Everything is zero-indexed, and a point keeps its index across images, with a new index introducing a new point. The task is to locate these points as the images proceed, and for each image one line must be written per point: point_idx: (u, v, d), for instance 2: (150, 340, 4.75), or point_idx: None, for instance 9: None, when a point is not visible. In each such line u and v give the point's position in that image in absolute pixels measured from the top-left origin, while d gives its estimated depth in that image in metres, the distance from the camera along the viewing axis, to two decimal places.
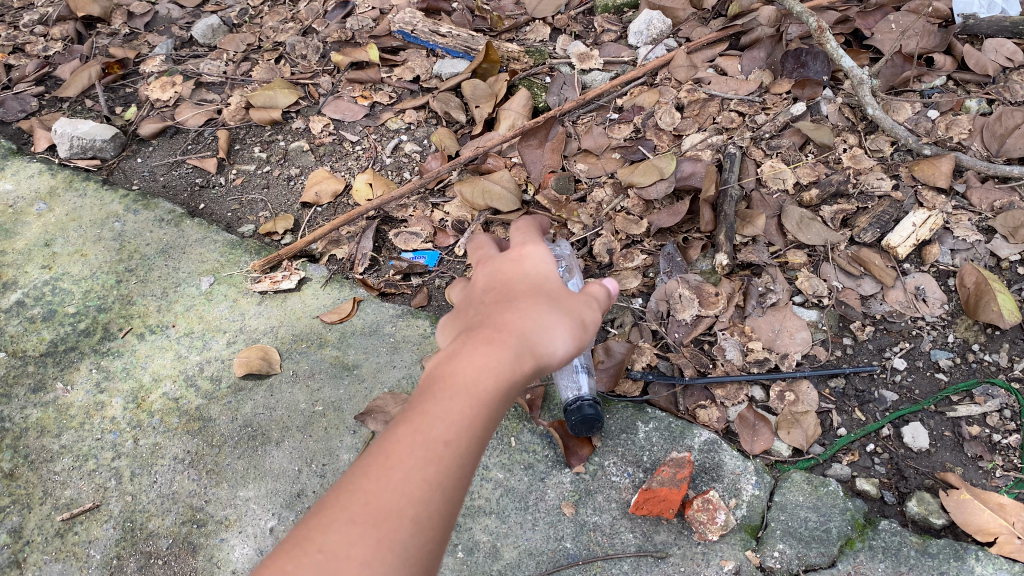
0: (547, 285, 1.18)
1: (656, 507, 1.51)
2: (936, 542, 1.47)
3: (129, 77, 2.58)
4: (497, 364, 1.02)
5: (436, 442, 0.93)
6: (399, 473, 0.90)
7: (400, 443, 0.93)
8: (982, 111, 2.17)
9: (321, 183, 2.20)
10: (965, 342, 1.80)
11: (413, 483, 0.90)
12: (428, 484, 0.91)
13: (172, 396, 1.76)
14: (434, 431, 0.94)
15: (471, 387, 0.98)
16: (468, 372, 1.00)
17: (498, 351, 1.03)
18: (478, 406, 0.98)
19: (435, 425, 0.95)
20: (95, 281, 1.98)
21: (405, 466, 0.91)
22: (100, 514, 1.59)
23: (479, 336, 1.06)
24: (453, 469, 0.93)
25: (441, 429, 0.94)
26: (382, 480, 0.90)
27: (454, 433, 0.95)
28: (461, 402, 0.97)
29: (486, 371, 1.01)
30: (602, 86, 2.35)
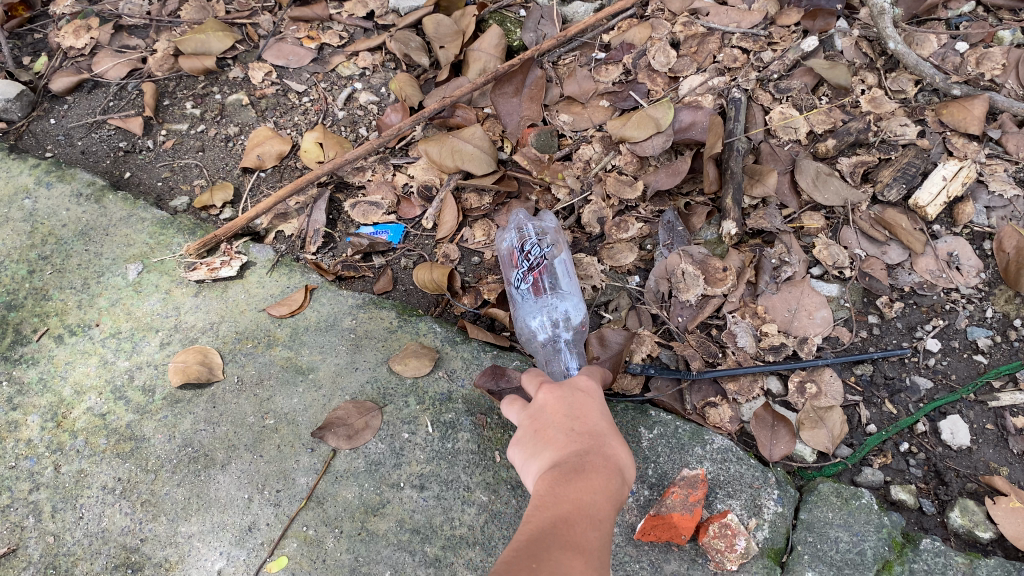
0: (619, 430, 1.14)
1: (666, 533, 1.30)
2: (986, 562, 1.28)
3: (38, 20, 2.23)
4: (612, 489, 1.01)
5: (596, 559, 0.90)
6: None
7: (570, 546, 0.89)
8: (1017, 43, 1.91)
9: (264, 144, 1.91)
10: (1006, 318, 1.58)
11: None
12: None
13: (98, 412, 1.51)
14: (591, 544, 0.91)
15: (605, 513, 0.96)
16: (598, 493, 0.98)
17: (612, 482, 1.02)
18: (610, 522, 0.97)
19: (590, 540, 0.92)
20: (3, 272, 1.70)
21: (583, 569, 0.87)
22: (17, 560, 1.36)
23: (591, 465, 1.02)
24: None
25: (594, 542, 0.92)
26: (558, 571, 0.84)
27: (601, 549, 0.92)
28: (599, 521, 0.95)
29: (606, 500, 0.98)
30: (585, 21, 2.04)
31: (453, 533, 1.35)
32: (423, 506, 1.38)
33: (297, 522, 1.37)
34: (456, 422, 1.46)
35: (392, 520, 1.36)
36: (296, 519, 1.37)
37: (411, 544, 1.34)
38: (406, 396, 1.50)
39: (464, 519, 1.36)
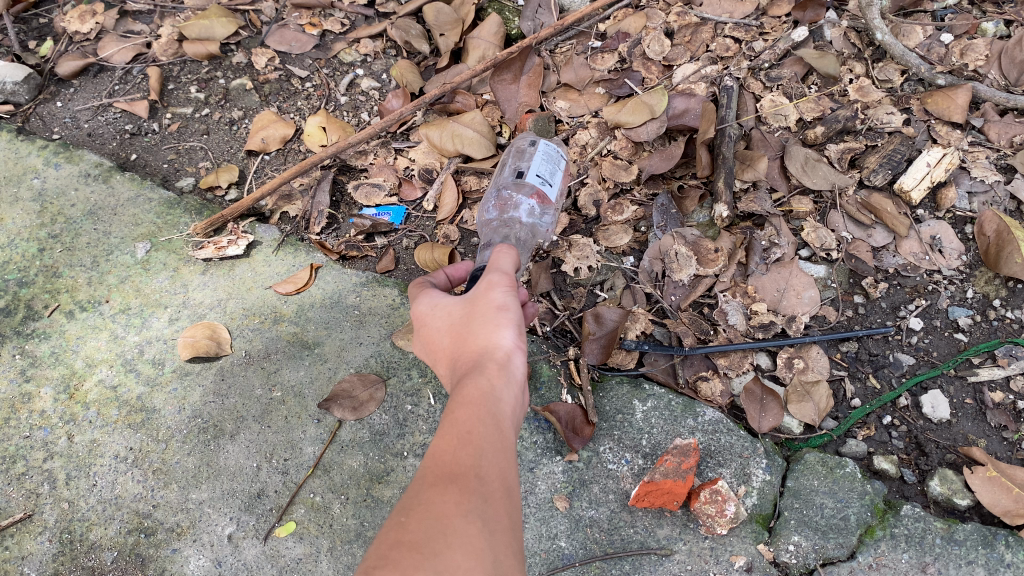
0: (479, 319, 1.12)
1: (659, 499, 1.36)
2: (963, 527, 1.35)
3: (43, 5, 2.27)
4: (479, 398, 0.99)
5: (474, 472, 0.88)
6: (460, 503, 0.84)
7: (439, 480, 0.87)
8: (1000, 35, 1.97)
9: (267, 127, 1.95)
10: (986, 298, 1.65)
11: (471, 505, 0.84)
12: (485, 510, 0.85)
13: (110, 384, 1.55)
14: (462, 462, 0.90)
15: (472, 426, 0.95)
16: (459, 417, 0.96)
17: (481, 388, 1.00)
18: (488, 432, 0.95)
19: (462, 461, 0.90)
20: (14, 250, 1.74)
21: (457, 493, 0.85)
22: (33, 525, 1.41)
23: (460, 390, 1.01)
24: (495, 493, 0.88)
25: (469, 460, 0.90)
26: (429, 513, 0.83)
27: (482, 462, 0.90)
28: (468, 436, 0.93)
29: (475, 411, 0.97)
30: (581, 10, 2.09)
31: None
32: None
33: (305, 489, 1.42)
34: None
35: (396, 487, 1.42)
36: (304, 487, 1.43)
37: None
38: (409, 369, 1.55)
39: None
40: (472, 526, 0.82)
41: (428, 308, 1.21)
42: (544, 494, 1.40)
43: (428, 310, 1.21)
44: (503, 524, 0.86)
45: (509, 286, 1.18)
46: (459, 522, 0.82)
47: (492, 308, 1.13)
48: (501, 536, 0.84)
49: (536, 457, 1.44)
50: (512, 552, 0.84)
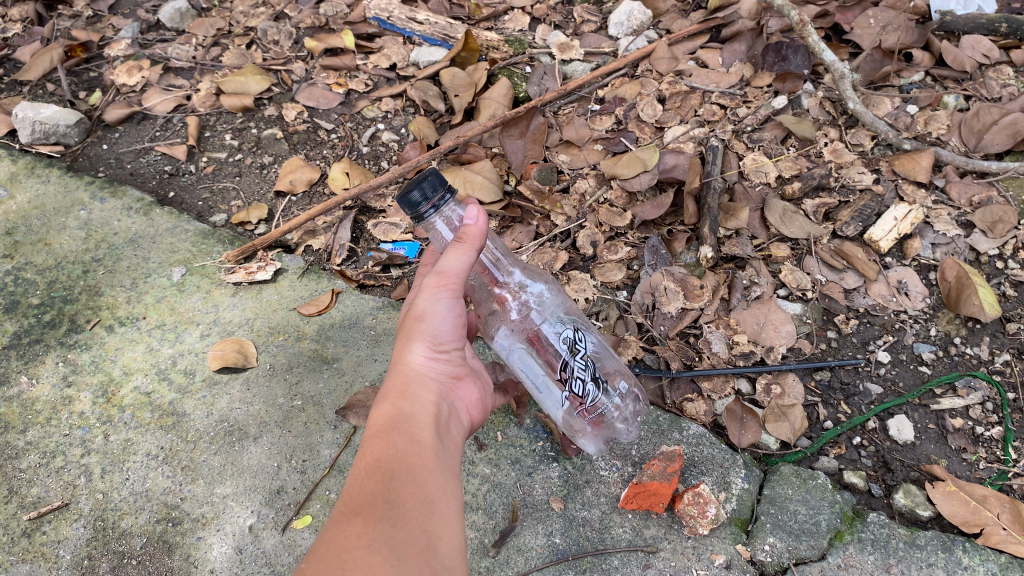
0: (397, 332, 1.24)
1: (646, 501, 1.49)
2: (924, 534, 1.47)
3: (94, 61, 2.52)
4: (384, 425, 1.09)
5: (381, 500, 0.97)
6: (362, 534, 0.92)
7: (345, 516, 0.96)
8: (960, 107, 2.19)
9: (296, 172, 2.15)
10: (948, 336, 1.80)
11: (375, 533, 0.93)
12: (393, 532, 0.94)
13: (144, 390, 1.69)
14: (369, 493, 0.98)
15: (375, 450, 1.05)
16: (365, 449, 1.05)
17: (386, 412, 1.11)
18: (395, 453, 1.04)
19: (369, 494, 0.98)
20: (61, 271, 1.92)
21: (363, 525, 0.94)
22: (69, 513, 1.52)
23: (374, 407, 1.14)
24: (398, 515, 0.96)
25: (375, 487, 0.99)
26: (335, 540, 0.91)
27: (386, 488, 0.99)
28: (377, 465, 1.03)
29: (379, 432, 1.07)
30: (583, 77, 2.32)
31: None
32: None
33: (321, 486, 1.53)
34: None
35: None
36: (320, 484, 1.53)
37: None
38: None
39: (469, 488, 1.55)
40: (375, 557, 0.89)
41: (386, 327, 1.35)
42: (541, 495, 1.53)
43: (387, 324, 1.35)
44: (413, 540, 0.94)
45: (446, 287, 1.22)
46: (358, 548, 0.90)
47: (414, 318, 1.22)
48: (413, 558, 0.92)
49: (534, 463, 1.58)
50: (426, 564, 0.93)
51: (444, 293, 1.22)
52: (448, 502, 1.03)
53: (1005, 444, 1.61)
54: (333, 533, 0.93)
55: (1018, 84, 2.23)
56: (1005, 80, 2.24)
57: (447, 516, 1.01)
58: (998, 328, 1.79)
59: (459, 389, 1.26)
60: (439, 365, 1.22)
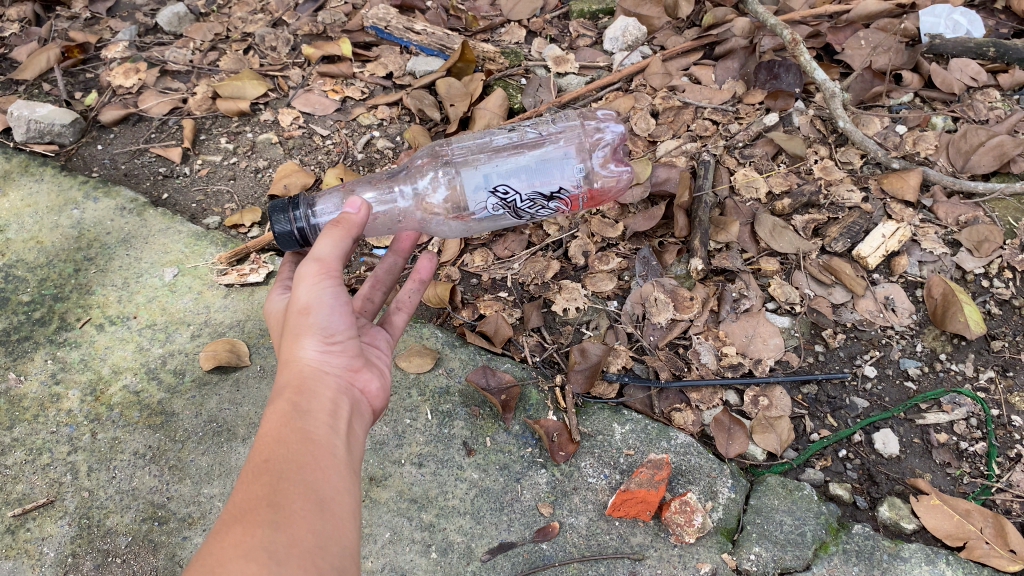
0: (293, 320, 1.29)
1: (633, 508, 1.49)
2: (908, 546, 1.49)
3: (90, 62, 2.53)
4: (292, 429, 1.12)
5: (265, 504, 0.99)
6: (242, 535, 0.94)
7: (228, 521, 0.97)
8: (948, 128, 2.23)
9: (290, 176, 2.15)
10: (933, 352, 1.82)
11: (256, 535, 0.94)
12: (277, 531, 0.96)
13: (133, 389, 1.69)
14: (253, 498, 1.00)
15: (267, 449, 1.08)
16: (262, 452, 1.09)
17: (282, 409, 1.16)
18: (284, 454, 1.08)
19: (255, 493, 1.01)
20: (52, 269, 1.92)
21: (242, 529, 0.95)
22: (54, 510, 1.51)
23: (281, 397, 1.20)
24: (283, 520, 0.97)
25: (263, 486, 1.02)
26: (222, 547, 0.93)
27: (271, 488, 1.02)
28: (265, 463, 1.06)
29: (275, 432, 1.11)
30: (578, 90, 2.36)
31: (446, 503, 1.53)
32: (421, 480, 1.57)
33: None
34: (452, 412, 1.67)
35: (393, 490, 1.56)
36: None
37: (409, 511, 1.52)
38: (409, 389, 1.72)
39: (457, 492, 1.55)
40: (252, 561, 0.91)
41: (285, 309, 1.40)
42: (529, 501, 1.54)
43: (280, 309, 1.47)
44: (297, 541, 0.96)
45: (327, 274, 1.31)
46: (236, 553, 0.92)
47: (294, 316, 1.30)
48: (296, 555, 0.94)
49: (523, 469, 1.58)
50: (307, 566, 0.94)
51: (327, 282, 1.30)
52: (339, 497, 1.07)
53: (988, 459, 1.64)
54: (216, 542, 0.94)
55: (1004, 108, 2.27)
56: (992, 104, 2.28)
57: (339, 515, 1.05)
58: (983, 346, 1.81)
59: (362, 377, 1.35)
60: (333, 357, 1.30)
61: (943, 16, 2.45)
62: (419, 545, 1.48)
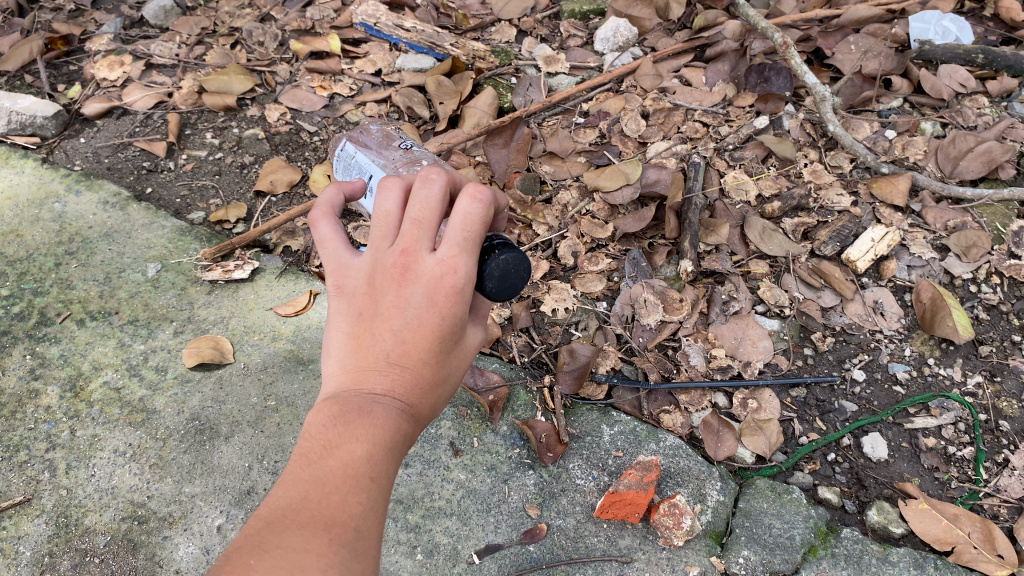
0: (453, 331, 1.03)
1: (621, 511, 1.47)
2: (897, 550, 1.48)
3: (74, 54, 2.50)
4: (397, 437, 0.97)
5: (352, 525, 0.91)
6: (323, 554, 0.86)
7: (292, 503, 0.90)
8: (936, 134, 2.23)
9: (276, 172, 2.13)
10: (922, 356, 1.81)
11: (333, 559, 0.87)
12: (351, 567, 0.88)
13: (114, 386, 1.66)
14: (347, 513, 0.91)
15: (382, 462, 0.95)
16: (375, 457, 0.95)
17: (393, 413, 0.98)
18: (371, 441, 0.95)
19: (347, 509, 0.91)
20: (32, 263, 1.88)
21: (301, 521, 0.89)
22: (31, 509, 1.48)
23: (406, 424, 0.98)
24: (362, 557, 0.90)
25: (355, 507, 0.92)
26: (292, 548, 0.86)
27: (364, 513, 0.92)
28: (366, 481, 0.94)
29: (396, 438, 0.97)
30: (568, 91, 2.34)
31: (432, 504, 1.51)
32: (407, 480, 1.54)
33: None
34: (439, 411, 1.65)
35: None
36: None
37: (394, 512, 1.50)
38: None
39: (443, 493, 1.53)
40: None
41: (438, 192, 1.00)
42: (517, 502, 1.52)
43: (439, 261, 0.98)
44: None
45: None
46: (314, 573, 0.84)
47: (451, 291, 0.98)
48: None
49: (510, 470, 1.57)
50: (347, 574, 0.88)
51: None
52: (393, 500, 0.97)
53: (976, 464, 1.63)
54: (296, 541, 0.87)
55: (992, 113, 2.28)
56: (981, 109, 2.29)
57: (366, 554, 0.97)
58: (971, 351, 1.81)
59: None
60: None
61: (932, 22, 2.46)
62: (404, 546, 1.45)
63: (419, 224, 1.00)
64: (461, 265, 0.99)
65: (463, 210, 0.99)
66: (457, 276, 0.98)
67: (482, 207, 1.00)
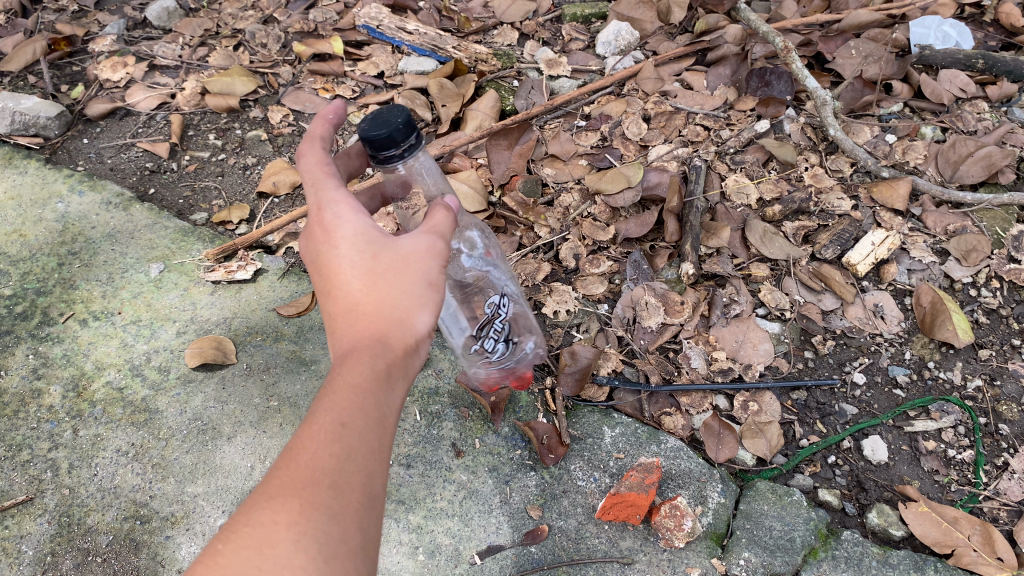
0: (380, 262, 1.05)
1: (623, 512, 1.49)
2: (897, 553, 1.48)
3: (77, 55, 2.51)
4: (361, 379, 0.96)
5: (327, 479, 0.87)
6: (295, 520, 0.83)
7: (281, 491, 0.85)
8: (937, 138, 2.24)
9: (278, 174, 2.14)
10: (922, 359, 1.82)
11: (309, 522, 0.83)
12: (328, 524, 0.84)
13: (116, 385, 1.66)
14: (317, 466, 0.87)
15: (349, 406, 0.93)
16: (339, 405, 0.93)
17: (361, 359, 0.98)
18: (355, 421, 0.92)
19: (318, 467, 0.87)
20: (35, 263, 1.89)
21: (297, 513, 0.83)
22: (34, 508, 1.48)
23: (370, 365, 0.97)
24: (341, 506, 0.86)
25: (327, 460, 0.88)
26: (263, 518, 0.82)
27: (340, 462, 0.89)
28: (337, 433, 0.90)
29: (360, 380, 0.95)
30: (569, 93, 2.35)
31: (434, 505, 1.51)
32: (409, 481, 1.55)
33: None
34: (441, 412, 1.66)
35: None
36: None
37: (396, 512, 1.50)
38: None
39: (445, 494, 1.53)
40: (298, 555, 0.80)
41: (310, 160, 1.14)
42: (518, 503, 1.52)
43: (327, 216, 1.07)
44: (347, 541, 0.85)
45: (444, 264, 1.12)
46: (285, 543, 0.81)
47: (402, 258, 1.06)
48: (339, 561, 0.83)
49: (512, 471, 1.57)
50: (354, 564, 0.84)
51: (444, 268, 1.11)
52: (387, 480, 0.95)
53: (976, 467, 1.64)
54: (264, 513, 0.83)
55: (992, 118, 2.29)
56: (981, 114, 2.30)
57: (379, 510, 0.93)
58: (971, 354, 1.82)
59: None
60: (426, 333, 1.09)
61: (933, 27, 2.47)
62: (406, 547, 1.46)
63: (323, 202, 1.13)
64: (338, 210, 1.08)
65: (301, 163, 1.12)
66: (342, 223, 1.07)
67: (312, 152, 1.13)
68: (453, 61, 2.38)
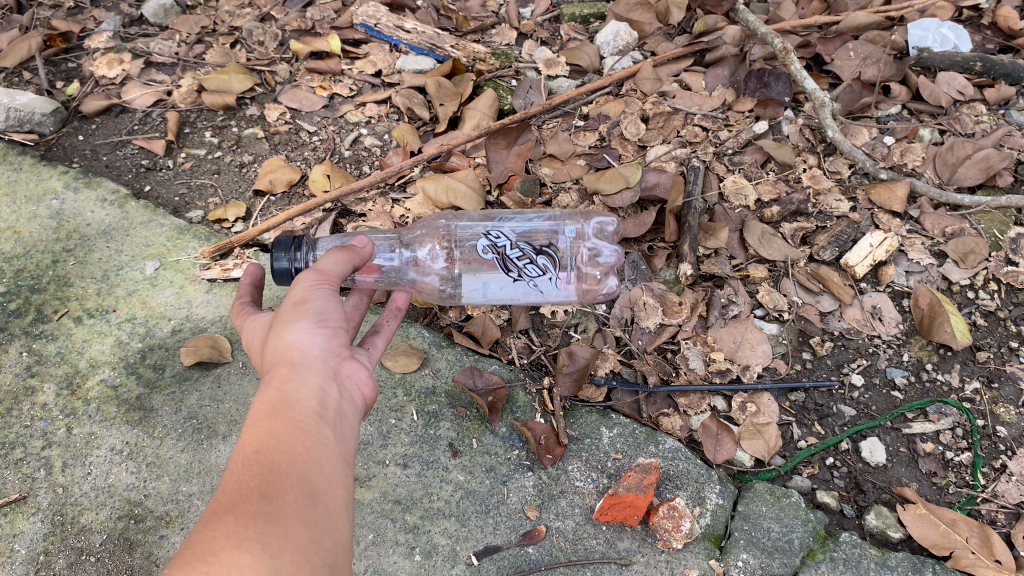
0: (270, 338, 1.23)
1: (621, 513, 1.47)
2: (895, 555, 1.48)
3: (73, 52, 2.49)
4: (262, 413, 1.10)
5: (254, 493, 0.97)
6: (229, 530, 0.92)
7: (217, 514, 0.95)
8: (935, 141, 2.24)
9: (275, 171, 2.12)
10: (920, 362, 1.82)
11: (245, 530, 0.92)
12: (264, 526, 0.94)
13: (111, 384, 1.65)
14: (241, 488, 0.98)
15: (257, 432, 1.06)
16: (249, 439, 1.06)
17: (268, 397, 1.12)
18: (274, 446, 1.04)
19: (245, 489, 0.98)
20: (29, 260, 1.87)
21: (235, 524, 0.93)
22: (27, 506, 1.47)
23: (268, 397, 1.12)
24: (271, 509, 0.96)
25: (250, 480, 1.00)
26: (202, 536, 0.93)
27: (263, 479, 0.99)
28: (253, 458, 1.03)
29: (261, 413, 1.09)
30: (568, 93, 2.34)
31: (430, 505, 1.51)
32: (406, 481, 1.54)
33: None
34: (438, 412, 1.65)
35: (377, 491, 1.53)
36: None
37: (393, 512, 1.49)
38: (394, 388, 1.69)
39: (442, 494, 1.52)
40: (243, 557, 0.89)
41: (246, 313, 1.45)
42: (515, 504, 1.51)
43: (250, 340, 1.32)
44: (289, 535, 0.94)
45: (325, 282, 1.29)
46: (226, 549, 0.89)
47: (292, 303, 1.24)
48: (284, 552, 0.92)
49: (509, 472, 1.56)
50: (300, 559, 0.93)
51: (325, 286, 1.28)
52: (333, 490, 1.05)
53: (974, 469, 1.63)
54: (205, 532, 0.92)
55: (990, 121, 2.29)
56: (979, 117, 2.30)
57: (330, 504, 1.02)
58: (969, 356, 1.81)
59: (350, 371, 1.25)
60: (324, 344, 1.23)
61: (930, 30, 2.49)
62: (403, 547, 1.45)
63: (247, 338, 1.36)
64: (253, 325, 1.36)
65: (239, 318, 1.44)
66: (253, 334, 1.32)
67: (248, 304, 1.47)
68: (451, 59, 2.39)
